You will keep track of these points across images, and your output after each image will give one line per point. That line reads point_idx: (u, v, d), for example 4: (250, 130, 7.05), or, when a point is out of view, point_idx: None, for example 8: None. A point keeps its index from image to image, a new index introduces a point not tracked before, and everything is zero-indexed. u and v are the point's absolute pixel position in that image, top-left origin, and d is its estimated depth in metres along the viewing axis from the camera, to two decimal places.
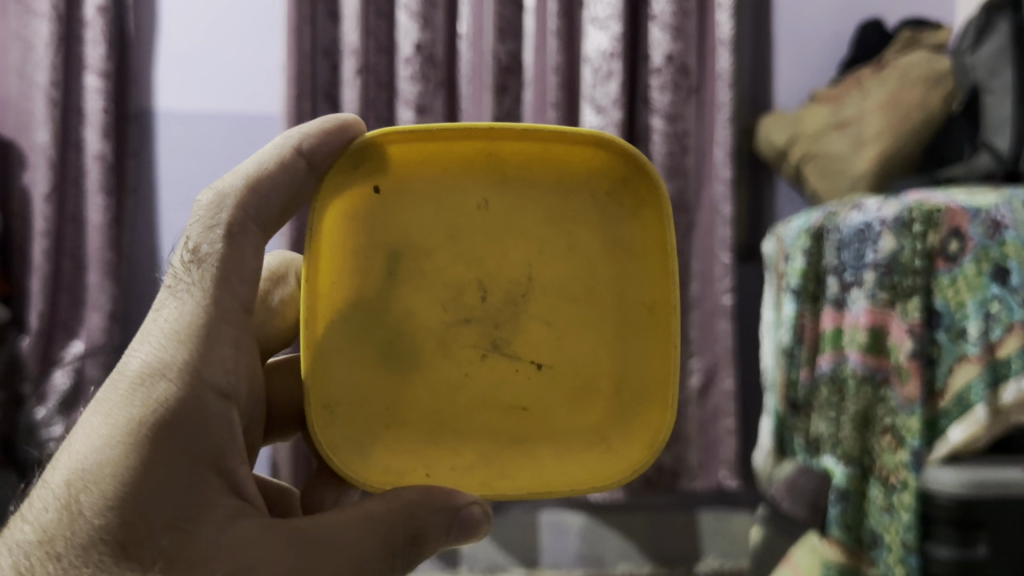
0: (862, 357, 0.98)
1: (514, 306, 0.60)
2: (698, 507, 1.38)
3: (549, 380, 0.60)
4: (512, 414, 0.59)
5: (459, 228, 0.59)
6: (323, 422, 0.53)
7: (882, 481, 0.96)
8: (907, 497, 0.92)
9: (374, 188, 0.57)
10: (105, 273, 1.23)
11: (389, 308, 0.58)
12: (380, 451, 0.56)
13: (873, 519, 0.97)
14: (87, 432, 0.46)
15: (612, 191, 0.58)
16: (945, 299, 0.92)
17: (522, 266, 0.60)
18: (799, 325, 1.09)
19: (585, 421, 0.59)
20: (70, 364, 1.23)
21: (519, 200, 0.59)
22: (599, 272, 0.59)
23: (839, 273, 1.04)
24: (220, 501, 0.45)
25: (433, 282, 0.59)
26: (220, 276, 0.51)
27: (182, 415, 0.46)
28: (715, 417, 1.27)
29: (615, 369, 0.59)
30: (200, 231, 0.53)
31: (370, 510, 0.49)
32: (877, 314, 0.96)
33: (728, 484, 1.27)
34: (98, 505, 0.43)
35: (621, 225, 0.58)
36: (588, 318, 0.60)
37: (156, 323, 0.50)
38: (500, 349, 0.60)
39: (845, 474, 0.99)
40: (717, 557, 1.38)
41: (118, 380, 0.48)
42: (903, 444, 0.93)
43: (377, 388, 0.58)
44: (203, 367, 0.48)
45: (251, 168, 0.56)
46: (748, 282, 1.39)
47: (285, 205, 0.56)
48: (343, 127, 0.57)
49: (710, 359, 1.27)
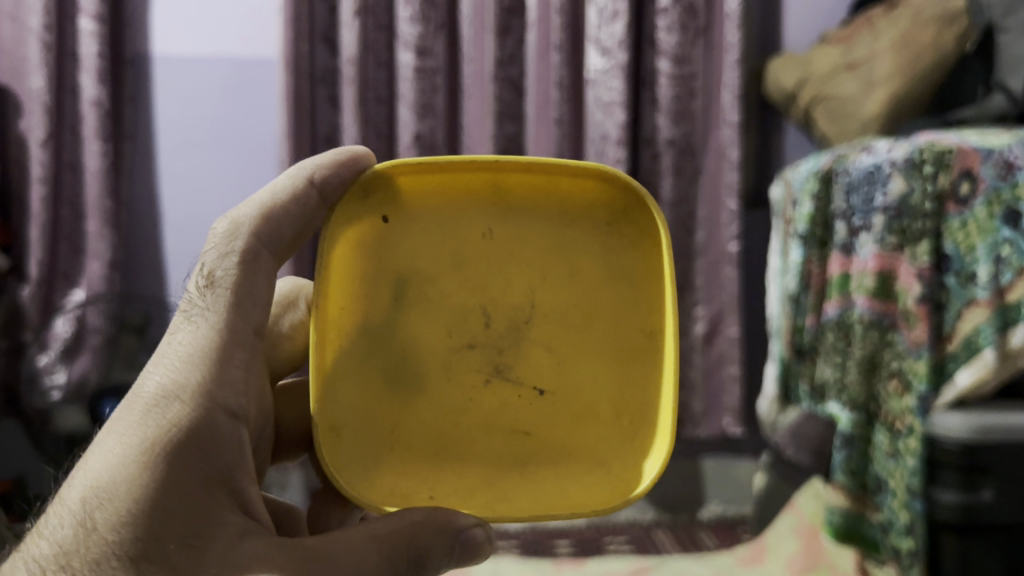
0: (869, 302, 0.96)
1: (516, 331, 0.57)
2: (702, 454, 1.38)
3: (553, 406, 0.56)
4: (513, 439, 0.55)
5: (464, 255, 0.57)
6: (337, 446, 0.50)
7: (888, 427, 0.96)
8: (913, 442, 0.91)
9: (382, 218, 0.55)
10: (104, 221, 1.21)
11: (393, 335, 0.55)
12: (386, 472, 0.52)
13: (878, 465, 0.97)
14: (101, 452, 0.43)
15: (615, 222, 0.57)
16: (955, 242, 0.90)
17: (525, 292, 0.57)
18: (806, 271, 1.07)
19: (590, 446, 0.55)
20: (71, 312, 1.21)
21: (522, 228, 0.57)
22: (602, 300, 0.57)
23: (847, 218, 1.02)
24: (230, 518, 0.43)
25: (437, 307, 0.56)
26: (235, 301, 0.50)
27: (196, 434, 0.44)
28: (720, 364, 1.26)
29: (620, 392, 0.56)
30: (215, 257, 0.51)
31: (373, 530, 0.45)
32: (885, 258, 0.95)
33: (732, 431, 1.26)
34: (113, 519, 0.41)
35: (624, 255, 0.57)
36: (594, 343, 0.57)
37: (171, 346, 0.48)
38: (504, 374, 0.57)
39: (851, 420, 0.99)
40: (721, 504, 1.38)
41: (132, 401, 0.45)
42: (910, 389, 0.93)
43: (380, 410, 0.54)
44: (216, 388, 0.46)
45: (265, 201, 0.55)
46: (753, 227, 1.37)
47: (299, 231, 0.55)
48: (355, 160, 0.56)
49: (716, 307, 1.26)
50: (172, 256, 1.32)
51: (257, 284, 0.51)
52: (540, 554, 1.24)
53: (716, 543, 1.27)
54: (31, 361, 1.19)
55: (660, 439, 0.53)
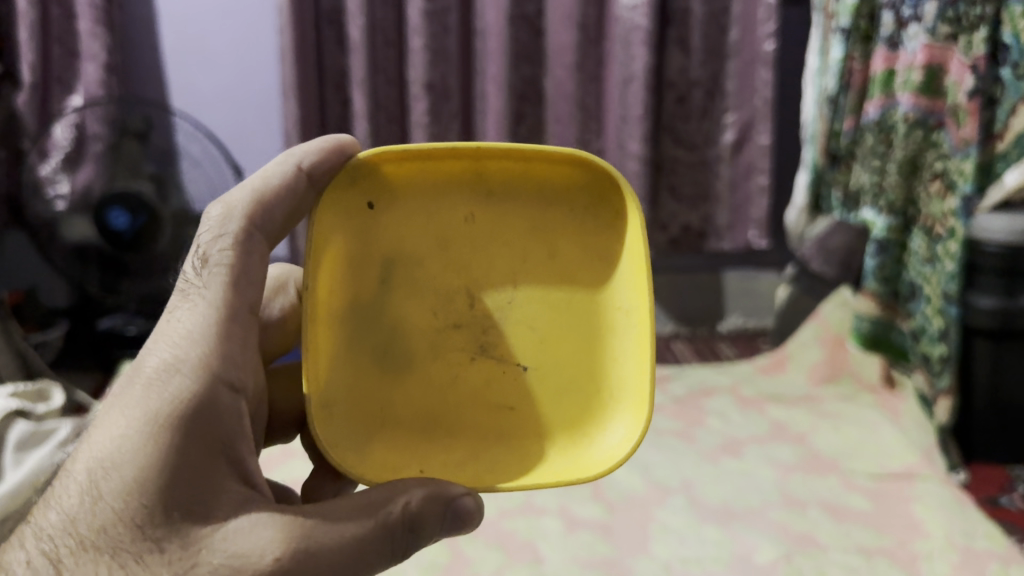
0: (915, 100, 0.89)
1: (499, 311, 0.51)
2: (724, 268, 1.34)
3: (539, 385, 0.50)
4: (497, 413, 0.50)
5: (447, 239, 0.51)
6: (337, 424, 0.45)
7: (926, 230, 0.91)
8: (953, 246, 0.86)
9: (369, 203, 0.49)
10: (96, 20, 1.13)
11: (382, 315, 0.50)
12: (374, 451, 0.47)
13: (913, 271, 0.94)
14: (105, 423, 0.39)
15: (596, 204, 0.50)
16: (1015, 31, 0.81)
17: (509, 271, 0.51)
18: (846, 70, 0.99)
19: (572, 422, 0.49)
20: (70, 117, 1.10)
21: (505, 210, 0.51)
22: (585, 280, 0.50)
23: (895, 7, 0.91)
24: (230, 487, 0.39)
25: (424, 288, 0.51)
26: (231, 280, 0.44)
27: (198, 409, 0.39)
28: (748, 174, 1.20)
29: (604, 368, 0.50)
30: (209, 240, 0.46)
31: (360, 500, 0.40)
32: (936, 50, 0.87)
33: (757, 244, 1.23)
34: (118, 488, 0.37)
35: (605, 233, 0.50)
36: (578, 324, 0.50)
37: (170, 324, 0.42)
38: (491, 351, 0.51)
39: (886, 225, 0.95)
40: (741, 316, 1.36)
41: (132, 377, 0.40)
42: (953, 190, 0.86)
43: (369, 391, 0.49)
44: (216, 360, 0.41)
45: (257, 182, 0.49)
46: (792, 23, 1.26)
47: (288, 217, 0.49)
48: (343, 147, 0.51)
49: (746, 113, 1.18)
50: (172, 59, 1.26)
51: (252, 263, 0.45)
52: None
53: (735, 353, 1.26)
54: (32, 169, 1.12)
55: (634, 405, 0.47)
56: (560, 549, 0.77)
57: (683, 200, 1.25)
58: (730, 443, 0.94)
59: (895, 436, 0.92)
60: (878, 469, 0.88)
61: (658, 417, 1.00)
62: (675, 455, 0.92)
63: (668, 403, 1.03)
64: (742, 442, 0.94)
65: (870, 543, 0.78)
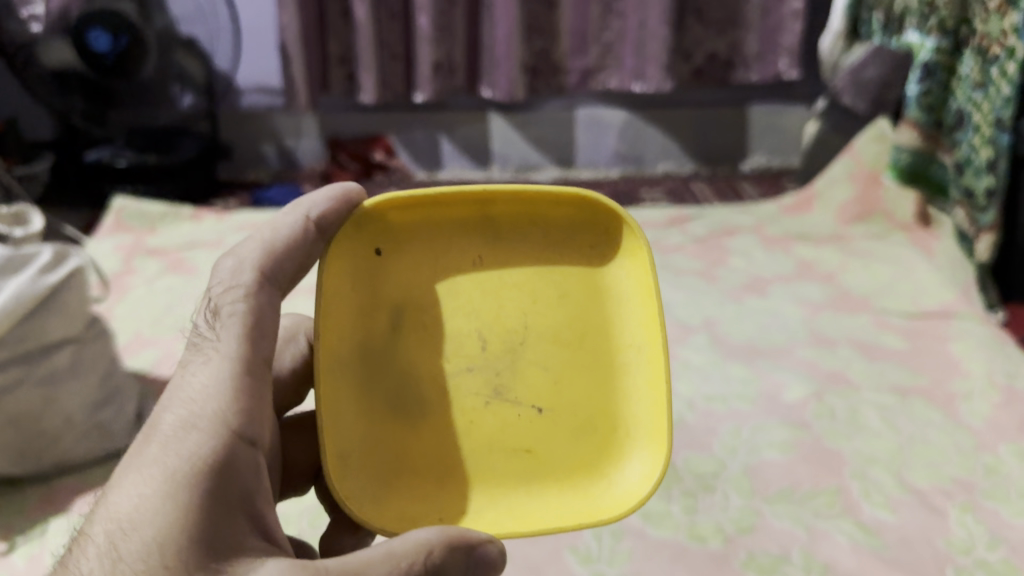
0: None
1: (511, 353, 0.44)
2: (750, 102, 1.28)
3: (556, 430, 0.43)
4: (514, 459, 0.43)
5: (452, 279, 0.44)
6: (345, 483, 0.39)
7: (979, 52, 0.83)
8: (1009, 67, 0.78)
9: (375, 248, 0.44)
10: None
11: (392, 365, 0.43)
12: (387, 511, 0.40)
13: (960, 97, 0.87)
14: (117, 489, 0.33)
15: (603, 242, 0.45)
16: None
17: (520, 311, 0.44)
18: None
19: (589, 470, 0.43)
20: None
21: (513, 248, 0.45)
22: (596, 318, 0.45)
23: None
24: (254, 546, 0.33)
25: (431, 331, 0.44)
26: (249, 332, 0.38)
27: (218, 466, 0.33)
28: None
29: (619, 410, 0.44)
30: (220, 291, 0.40)
31: (374, 547, 0.33)
32: None
33: (788, 75, 1.17)
34: (140, 557, 0.31)
35: (612, 270, 0.45)
36: (593, 365, 0.44)
37: (178, 383, 0.36)
38: (506, 393, 0.43)
39: (936, 48, 0.89)
40: (765, 155, 1.32)
41: (143, 436, 0.34)
42: (1016, 6, 0.76)
43: (377, 446, 0.42)
44: (234, 408, 0.35)
45: (265, 230, 0.43)
46: None
47: (300, 269, 0.43)
48: (349, 194, 0.44)
49: None
50: None
51: (269, 317, 0.39)
52: None
53: (758, 192, 1.20)
54: None
55: (652, 445, 0.43)
56: None
57: (710, 26, 1.16)
58: (755, 282, 0.89)
59: (930, 273, 0.87)
60: (914, 308, 0.83)
61: (677, 257, 0.94)
62: (696, 294, 0.87)
63: (688, 243, 0.97)
64: (768, 281, 0.89)
65: (904, 382, 0.74)
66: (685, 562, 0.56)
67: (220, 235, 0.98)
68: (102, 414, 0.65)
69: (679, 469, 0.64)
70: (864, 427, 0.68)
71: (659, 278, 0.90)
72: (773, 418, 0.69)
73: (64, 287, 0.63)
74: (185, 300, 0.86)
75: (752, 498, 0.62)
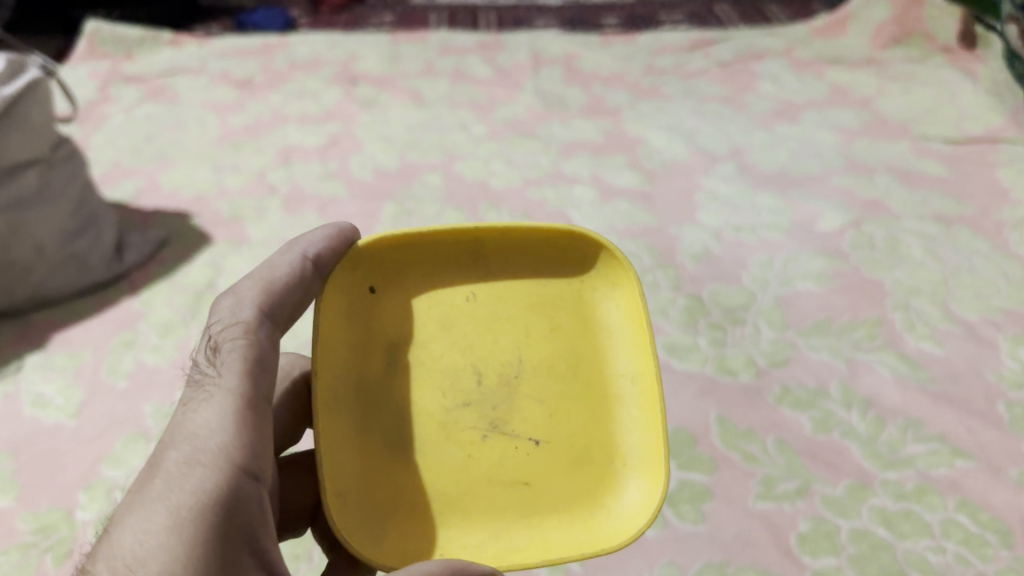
0: None
1: (507, 386, 0.41)
2: None
3: (555, 462, 0.40)
4: (514, 493, 0.40)
5: (444, 318, 0.42)
6: (341, 520, 0.37)
7: None
8: None
9: (369, 287, 0.42)
10: None
11: (389, 402, 0.40)
12: (388, 550, 0.37)
13: None
14: (122, 526, 0.30)
15: (589, 276, 0.44)
16: None
17: (514, 345, 0.42)
18: None
19: (589, 500, 0.40)
20: None
21: (504, 286, 0.43)
22: (586, 350, 0.42)
23: None
24: None
25: (426, 367, 0.41)
26: (252, 365, 0.36)
27: (225, 504, 0.31)
28: None
29: (615, 440, 0.41)
30: (219, 325, 0.37)
31: None
32: None
33: None
34: None
35: (601, 303, 0.43)
36: (587, 396, 0.42)
37: (180, 419, 0.34)
38: (503, 426, 0.40)
39: None
40: None
41: (147, 472, 0.32)
42: None
43: (376, 480, 0.39)
44: (239, 442, 0.33)
45: (259, 268, 0.40)
46: None
47: (296, 310, 0.40)
48: (342, 235, 0.42)
49: None
50: None
51: (269, 353, 0.37)
52: (586, 27, 1.10)
53: (786, 16, 1.11)
54: None
55: (650, 473, 0.40)
56: (596, 219, 0.67)
57: None
58: (787, 107, 0.82)
59: (977, 97, 0.81)
60: (958, 134, 0.77)
61: (700, 82, 0.87)
62: (722, 121, 0.80)
63: (712, 68, 0.89)
64: (799, 107, 0.82)
65: (947, 210, 0.68)
66: (715, 395, 0.52)
67: (203, 61, 0.90)
68: (77, 244, 0.60)
69: (706, 302, 0.59)
70: (905, 256, 0.63)
71: (680, 103, 0.83)
72: (808, 249, 0.64)
73: (21, 99, 0.56)
74: (167, 128, 0.79)
75: (785, 330, 0.57)
